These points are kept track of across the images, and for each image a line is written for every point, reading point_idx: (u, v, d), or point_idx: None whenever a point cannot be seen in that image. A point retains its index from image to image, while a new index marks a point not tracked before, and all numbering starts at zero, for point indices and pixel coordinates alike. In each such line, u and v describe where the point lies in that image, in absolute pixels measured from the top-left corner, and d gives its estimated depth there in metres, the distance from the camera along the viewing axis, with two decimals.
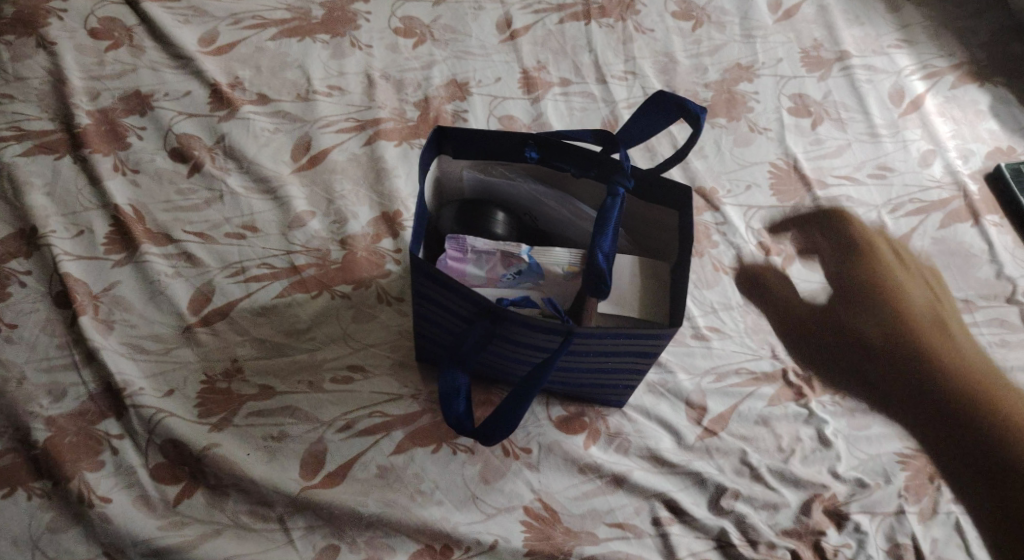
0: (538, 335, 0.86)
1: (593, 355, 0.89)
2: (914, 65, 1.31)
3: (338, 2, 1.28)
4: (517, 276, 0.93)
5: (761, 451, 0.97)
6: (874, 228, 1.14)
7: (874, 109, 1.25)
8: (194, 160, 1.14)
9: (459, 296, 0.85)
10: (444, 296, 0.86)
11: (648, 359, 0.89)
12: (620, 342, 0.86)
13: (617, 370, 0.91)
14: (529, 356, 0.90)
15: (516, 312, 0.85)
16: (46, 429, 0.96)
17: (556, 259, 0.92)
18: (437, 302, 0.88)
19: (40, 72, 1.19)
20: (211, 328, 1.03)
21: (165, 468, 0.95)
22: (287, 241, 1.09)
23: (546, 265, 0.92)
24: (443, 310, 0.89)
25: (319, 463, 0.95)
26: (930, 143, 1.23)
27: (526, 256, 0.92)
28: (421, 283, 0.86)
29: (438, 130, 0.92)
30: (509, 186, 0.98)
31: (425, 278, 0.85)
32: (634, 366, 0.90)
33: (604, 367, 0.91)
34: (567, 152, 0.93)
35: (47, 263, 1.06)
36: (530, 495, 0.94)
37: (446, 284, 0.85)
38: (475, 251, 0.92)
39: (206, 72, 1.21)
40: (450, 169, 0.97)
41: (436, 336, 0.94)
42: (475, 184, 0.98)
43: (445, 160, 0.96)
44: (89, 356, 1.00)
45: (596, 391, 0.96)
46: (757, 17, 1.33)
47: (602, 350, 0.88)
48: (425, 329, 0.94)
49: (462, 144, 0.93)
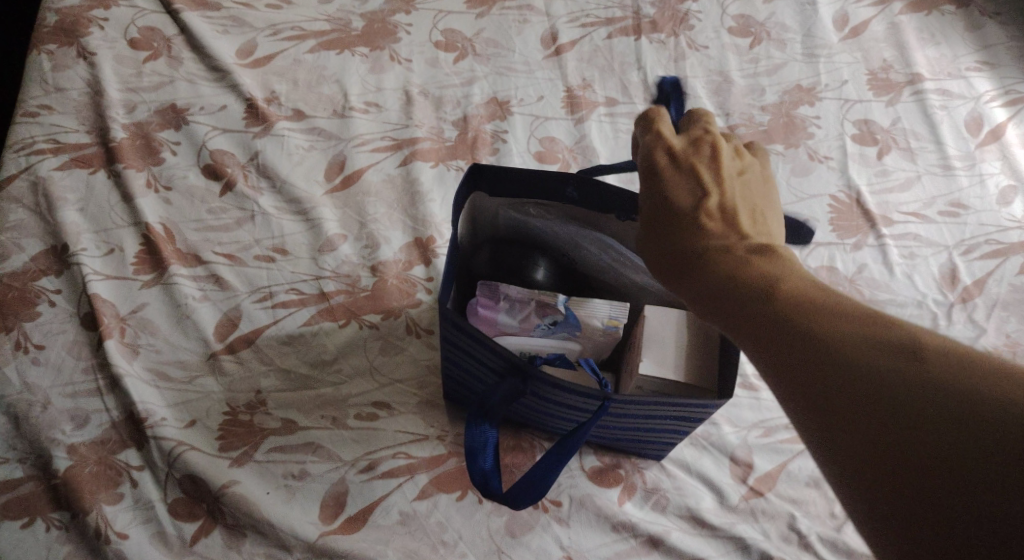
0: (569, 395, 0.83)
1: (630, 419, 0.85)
2: (994, 90, 1.24)
3: (379, 14, 1.27)
4: (552, 326, 0.91)
5: (810, 516, 0.92)
6: (945, 272, 1.06)
7: (948, 139, 1.19)
8: (227, 178, 1.11)
9: (489, 351, 0.83)
10: (475, 348, 0.84)
11: (691, 425, 0.85)
12: (660, 408, 0.82)
13: (657, 432, 0.88)
14: (564, 412, 0.87)
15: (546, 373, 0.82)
16: (67, 458, 0.92)
17: (598, 311, 0.91)
18: (465, 353, 0.85)
19: (79, 82, 1.15)
20: (236, 356, 1.00)
21: (184, 504, 0.91)
22: (317, 266, 1.06)
23: (584, 318, 0.91)
24: (475, 360, 0.86)
25: (340, 506, 0.91)
26: (1010, 179, 1.15)
27: (563, 308, 0.91)
28: (451, 333, 0.84)
29: (473, 168, 0.88)
30: (545, 226, 0.94)
31: (454, 328, 0.83)
32: (676, 427, 0.86)
33: (643, 427, 0.87)
34: (608, 194, 0.89)
35: (76, 281, 1.02)
36: (558, 553, 0.89)
37: (474, 336, 0.82)
38: (508, 299, 0.91)
39: (242, 86, 1.18)
40: (485, 206, 0.93)
41: (466, 384, 0.91)
42: (510, 223, 0.94)
43: (479, 198, 0.91)
44: (114, 382, 0.97)
45: (634, 446, 0.92)
46: (822, 35, 1.29)
47: (642, 414, 0.84)
48: (455, 373, 0.90)
49: (497, 181, 0.89)
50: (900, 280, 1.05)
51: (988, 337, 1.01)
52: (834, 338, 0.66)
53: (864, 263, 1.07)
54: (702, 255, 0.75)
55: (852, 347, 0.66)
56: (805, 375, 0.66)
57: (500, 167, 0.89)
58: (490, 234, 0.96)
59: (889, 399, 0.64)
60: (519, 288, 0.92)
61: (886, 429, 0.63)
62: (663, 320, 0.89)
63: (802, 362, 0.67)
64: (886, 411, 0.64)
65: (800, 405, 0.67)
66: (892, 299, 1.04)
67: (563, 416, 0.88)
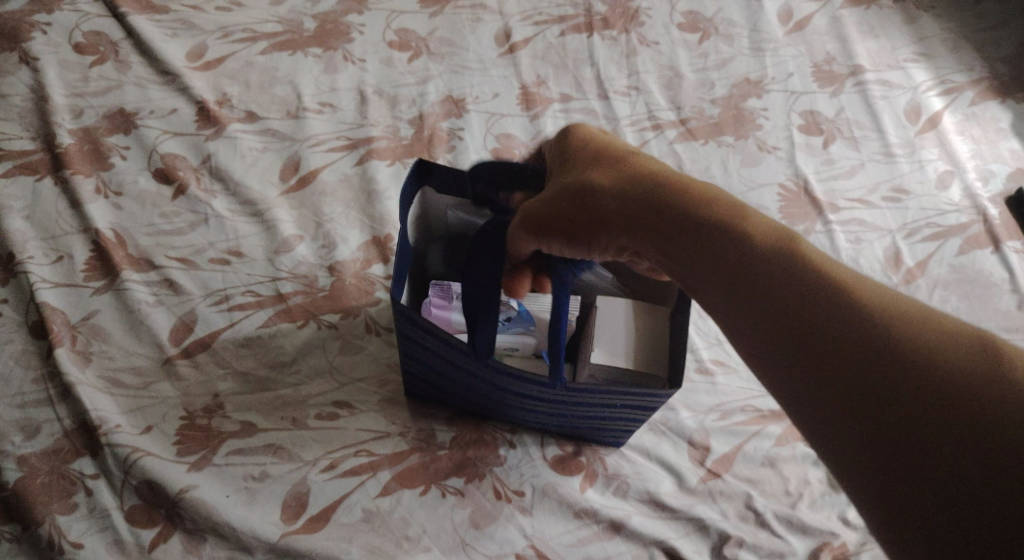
0: (520, 379, 0.86)
1: (586, 404, 0.88)
2: (931, 80, 1.28)
3: (332, 14, 1.26)
4: (507, 322, 0.92)
5: (767, 495, 0.94)
6: (889, 255, 1.09)
7: (890, 128, 1.22)
8: (179, 181, 1.10)
9: (439, 338, 0.84)
10: (429, 342, 0.86)
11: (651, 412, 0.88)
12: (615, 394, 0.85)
13: (615, 416, 0.90)
14: (522, 401, 0.90)
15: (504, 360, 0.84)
16: (17, 469, 0.90)
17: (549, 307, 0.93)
18: (420, 345, 0.87)
19: (22, 89, 1.13)
20: (192, 360, 0.99)
21: (141, 511, 0.89)
22: (273, 267, 1.05)
23: (537, 313, 0.93)
24: (430, 354, 0.88)
25: (302, 506, 0.91)
26: (948, 164, 1.19)
27: (516, 303, 0.93)
28: (403, 324, 0.85)
29: (419, 164, 0.89)
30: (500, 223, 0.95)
31: (406, 322, 0.84)
32: (631, 415, 0.89)
33: (600, 414, 0.90)
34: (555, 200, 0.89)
35: (23, 290, 1.00)
36: (522, 542, 0.90)
37: (429, 329, 0.84)
38: (460, 297, 0.93)
39: (192, 89, 1.17)
40: (434, 202, 0.93)
41: (419, 376, 0.93)
42: (459, 222, 0.94)
43: (428, 193, 0.92)
44: (65, 391, 0.95)
45: (590, 432, 0.94)
46: (767, 29, 1.32)
47: (598, 401, 0.87)
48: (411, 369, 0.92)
49: (448, 180, 0.90)
50: (847, 264, 1.08)
51: None
52: (895, 349, 0.64)
53: (812, 248, 1.09)
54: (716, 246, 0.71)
55: (935, 371, 0.63)
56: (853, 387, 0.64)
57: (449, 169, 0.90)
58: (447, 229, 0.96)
59: (983, 438, 0.61)
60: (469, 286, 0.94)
61: (964, 489, 0.61)
62: (610, 312, 0.92)
63: (856, 374, 0.64)
64: (963, 451, 0.61)
65: (841, 435, 0.64)
66: None
67: (519, 400, 0.90)
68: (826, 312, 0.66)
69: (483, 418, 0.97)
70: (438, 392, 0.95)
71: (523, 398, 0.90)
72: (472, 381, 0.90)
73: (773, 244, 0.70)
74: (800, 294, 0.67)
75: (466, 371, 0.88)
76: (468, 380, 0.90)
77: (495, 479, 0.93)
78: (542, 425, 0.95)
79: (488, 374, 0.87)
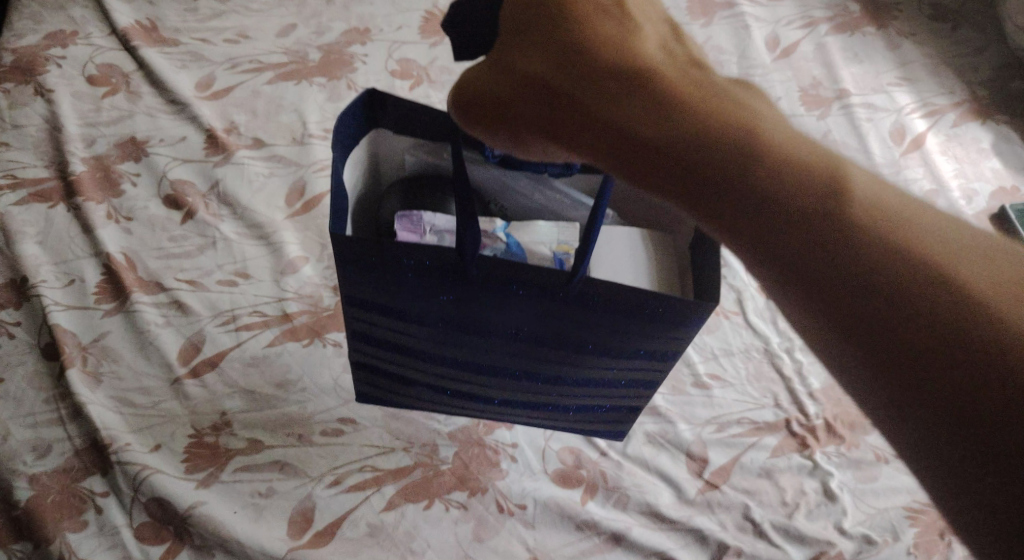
0: (522, 298, 0.79)
1: (596, 329, 0.81)
2: (915, 103, 1.32)
3: (335, 46, 1.30)
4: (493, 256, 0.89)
5: (764, 505, 0.96)
6: None
7: (875, 149, 1.25)
8: (188, 206, 1.13)
9: (414, 276, 0.78)
10: (426, 299, 0.81)
11: (678, 342, 0.82)
12: (638, 334, 0.82)
13: (628, 356, 0.84)
14: (531, 361, 0.86)
15: (516, 299, 0.79)
16: (28, 488, 0.93)
17: (543, 239, 0.93)
18: (390, 304, 0.82)
19: (36, 119, 1.17)
20: (200, 380, 1.01)
21: (149, 528, 0.92)
22: (279, 288, 1.08)
23: (529, 245, 0.92)
24: (427, 320, 0.83)
25: (308, 521, 0.93)
26: (932, 183, 1.22)
27: (504, 237, 0.91)
28: (364, 280, 0.80)
29: (368, 100, 0.87)
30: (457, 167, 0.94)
31: (399, 281, 0.79)
32: (645, 378, 0.88)
33: (614, 379, 0.88)
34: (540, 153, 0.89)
35: (36, 313, 1.03)
36: (524, 554, 0.92)
37: (424, 280, 0.78)
38: (434, 229, 0.92)
39: (201, 117, 1.20)
40: (389, 144, 0.92)
41: (389, 342, 0.87)
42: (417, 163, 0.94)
43: (382, 134, 0.91)
44: (76, 411, 0.97)
45: (581, 389, 0.90)
46: (756, 56, 1.36)
47: (614, 349, 0.84)
48: (403, 342, 0.86)
49: (401, 117, 0.89)
50: None
51: None
52: (941, 282, 0.60)
53: None
54: (736, 164, 0.64)
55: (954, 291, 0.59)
56: (861, 307, 0.60)
57: (403, 107, 0.88)
58: (399, 171, 0.96)
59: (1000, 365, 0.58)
60: (444, 219, 0.92)
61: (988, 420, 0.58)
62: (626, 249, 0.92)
63: (874, 299, 0.60)
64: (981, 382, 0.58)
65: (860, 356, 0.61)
66: None
67: (521, 357, 0.86)
68: (839, 230, 0.61)
69: (455, 396, 0.94)
70: (406, 364, 0.90)
71: (513, 345, 0.84)
72: (464, 340, 0.85)
73: (775, 152, 0.64)
74: (839, 256, 0.61)
75: (467, 331, 0.83)
76: (445, 334, 0.84)
77: (497, 492, 0.95)
78: (517, 400, 0.93)
79: (477, 309, 0.81)
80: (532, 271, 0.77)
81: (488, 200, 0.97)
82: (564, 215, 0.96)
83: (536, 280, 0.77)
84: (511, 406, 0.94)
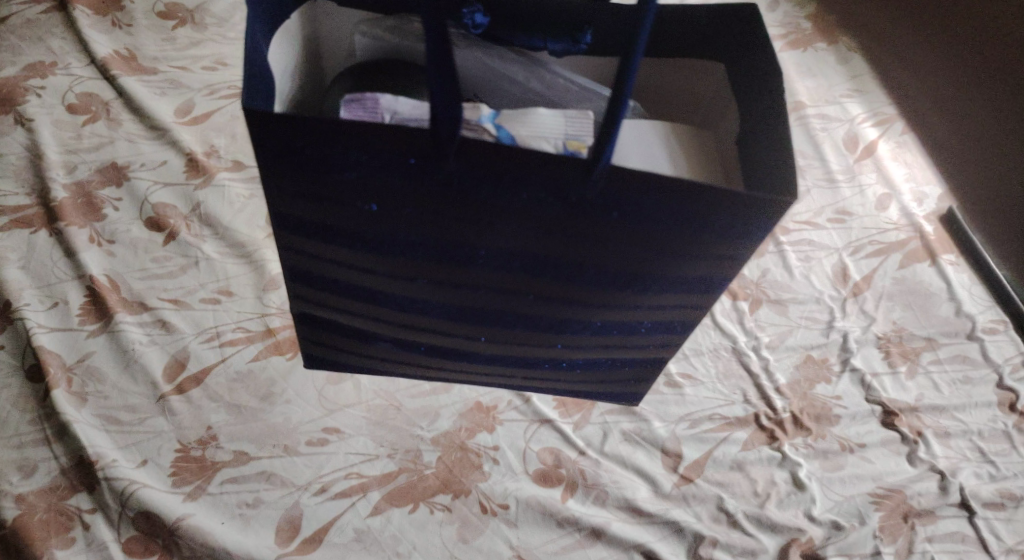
0: (514, 206, 0.77)
1: (585, 252, 0.80)
2: (865, 113, 1.37)
3: None
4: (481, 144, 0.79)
5: (737, 497, 1.00)
6: (837, 270, 1.19)
7: (830, 157, 1.31)
8: (169, 229, 1.16)
9: (385, 177, 0.76)
10: (402, 219, 0.79)
11: (673, 264, 0.81)
12: (629, 254, 0.80)
13: (616, 288, 0.84)
14: (515, 292, 0.85)
15: (501, 216, 0.78)
16: (16, 507, 0.94)
17: (546, 133, 0.81)
18: (363, 233, 0.81)
19: (18, 148, 1.19)
20: (185, 395, 1.03)
21: (138, 542, 0.94)
22: (262, 304, 1.11)
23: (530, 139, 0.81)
24: (404, 246, 0.82)
25: (295, 529, 0.96)
26: (885, 188, 1.28)
27: (495, 129, 0.80)
28: (332, 200, 0.79)
29: None
30: (413, 45, 0.90)
31: (373, 195, 0.78)
32: (630, 317, 0.87)
33: (599, 317, 0.87)
34: (535, 19, 0.89)
35: (20, 337, 1.04)
36: (508, 552, 0.95)
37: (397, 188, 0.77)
38: (396, 116, 0.81)
39: (181, 142, 1.23)
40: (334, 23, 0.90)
41: (362, 287, 0.88)
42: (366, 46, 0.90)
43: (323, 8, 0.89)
44: (62, 430, 0.99)
45: (574, 329, 0.89)
46: None
47: (602, 277, 0.83)
48: (380, 278, 0.86)
49: None
50: (799, 281, 1.18)
51: (878, 325, 1.15)
52: None
53: (766, 268, 1.18)
54: None
55: None
56: None
57: None
58: (348, 64, 0.93)
59: None
60: (406, 104, 0.81)
61: None
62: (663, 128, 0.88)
63: None
64: None
65: None
66: (794, 298, 1.16)
67: (504, 290, 0.85)
68: None
69: (421, 352, 0.97)
70: (380, 312, 0.90)
71: (501, 272, 0.83)
72: (443, 273, 0.84)
73: None
74: None
75: (446, 257, 0.82)
76: (432, 267, 0.83)
77: (480, 493, 0.98)
78: (499, 356, 0.95)
79: (462, 229, 0.79)
80: (517, 171, 0.75)
81: (472, 96, 0.92)
82: (566, 105, 0.91)
83: (529, 176, 0.75)
84: (489, 363, 0.97)
